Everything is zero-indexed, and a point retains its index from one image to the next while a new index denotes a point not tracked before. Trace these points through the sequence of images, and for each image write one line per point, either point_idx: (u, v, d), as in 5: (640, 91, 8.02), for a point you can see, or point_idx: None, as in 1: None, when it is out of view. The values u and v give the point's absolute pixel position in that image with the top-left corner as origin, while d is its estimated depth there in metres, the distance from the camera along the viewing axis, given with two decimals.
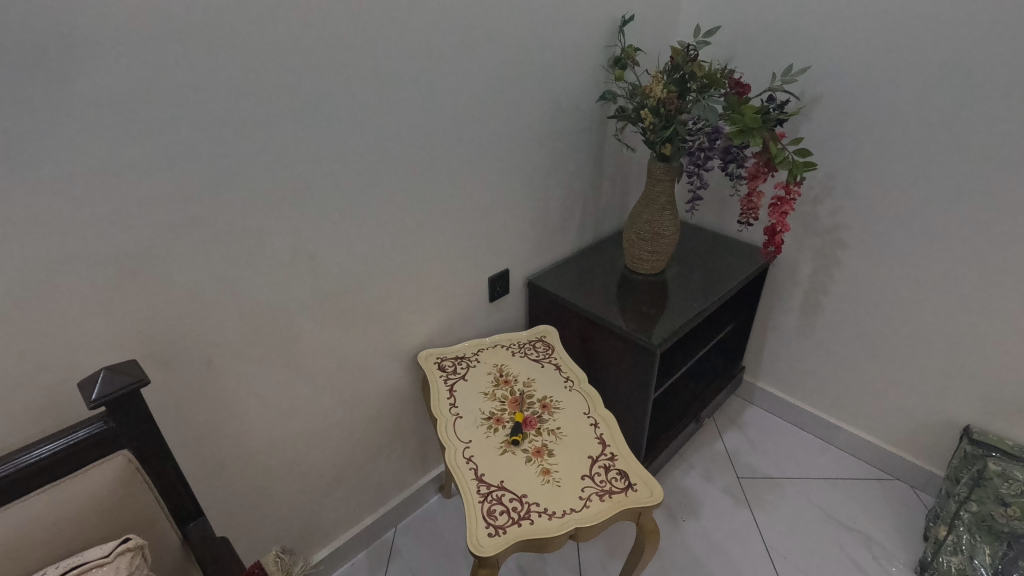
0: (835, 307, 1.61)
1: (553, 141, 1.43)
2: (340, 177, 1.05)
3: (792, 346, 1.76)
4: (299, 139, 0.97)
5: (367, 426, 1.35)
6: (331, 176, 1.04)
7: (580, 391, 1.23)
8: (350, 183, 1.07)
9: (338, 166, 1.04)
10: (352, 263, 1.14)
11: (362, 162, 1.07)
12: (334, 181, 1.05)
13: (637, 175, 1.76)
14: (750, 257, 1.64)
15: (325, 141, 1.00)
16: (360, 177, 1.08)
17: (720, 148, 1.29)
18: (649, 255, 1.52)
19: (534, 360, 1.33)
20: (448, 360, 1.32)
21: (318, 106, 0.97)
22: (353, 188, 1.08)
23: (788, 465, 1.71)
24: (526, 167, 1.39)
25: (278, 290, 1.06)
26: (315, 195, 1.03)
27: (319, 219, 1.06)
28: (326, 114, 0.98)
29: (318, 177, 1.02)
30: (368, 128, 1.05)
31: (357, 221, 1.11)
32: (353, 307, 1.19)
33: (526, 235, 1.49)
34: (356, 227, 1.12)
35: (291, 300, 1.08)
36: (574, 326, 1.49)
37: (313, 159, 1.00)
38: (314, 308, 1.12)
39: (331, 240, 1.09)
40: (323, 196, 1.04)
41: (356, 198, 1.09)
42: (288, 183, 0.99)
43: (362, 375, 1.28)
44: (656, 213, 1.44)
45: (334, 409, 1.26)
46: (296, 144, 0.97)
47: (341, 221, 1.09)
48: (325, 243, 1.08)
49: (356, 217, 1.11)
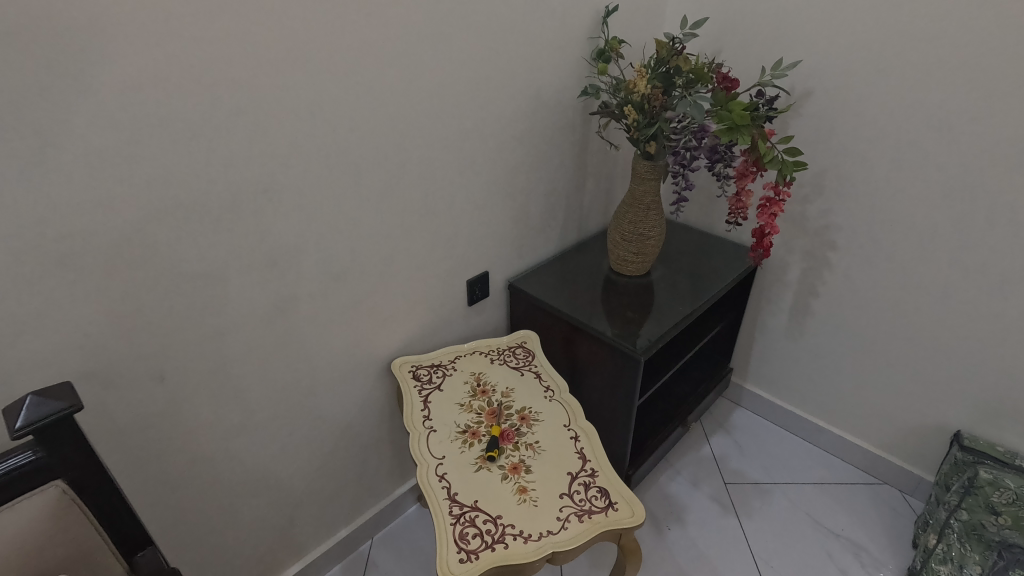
0: (825, 309, 1.57)
1: (533, 138, 1.37)
2: (304, 177, 0.98)
3: (779, 348, 1.72)
4: (260, 136, 0.90)
5: (338, 438, 1.29)
6: (296, 176, 0.97)
7: (560, 401, 1.18)
8: (316, 182, 1.00)
9: (302, 164, 0.97)
10: (319, 267, 1.08)
11: (329, 160, 1.00)
12: (299, 181, 0.98)
13: (622, 173, 1.70)
14: (737, 258, 1.59)
15: (287, 136, 0.93)
16: (325, 178, 1.01)
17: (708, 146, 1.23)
18: (635, 257, 1.46)
19: (513, 367, 1.28)
20: (423, 368, 1.27)
21: (278, 104, 0.90)
22: (319, 189, 1.01)
23: (776, 471, 1.67)
24: (506, 165, 1.33)
25: (239, 299, 0.99)
26: (276, 198, 0.96)
27: (281, 223, 0.99)
28: (286, 113, 0.91)
29: (281, 177, 0.95)
30: (334, 124, 0.98)
31: (323, 224, 1.05)
32: (323, 313, 1.13)
33: (506, 236, 1.44)
34: (322, 231, 1.05)
35: (253, 308, 1.02)
36: (556, 330, 1.44)
37: (273, 157, 0.93)
38: (280, 314, 1.06)
39: (295, 243, 1.02)
40: (287, 197, 0.97)
41: (323, 200, 1.03)
42: (247, 186, 0.92)
43: (334, 384, 1.22)
44: (642, 214, 1.39)
45: (303, 420, 1.20)
46: (255, 143, 0.90)
47: (306, 224, 1.02)
48: (289, 247, 1.02)
49: (324, 219, 1.04)
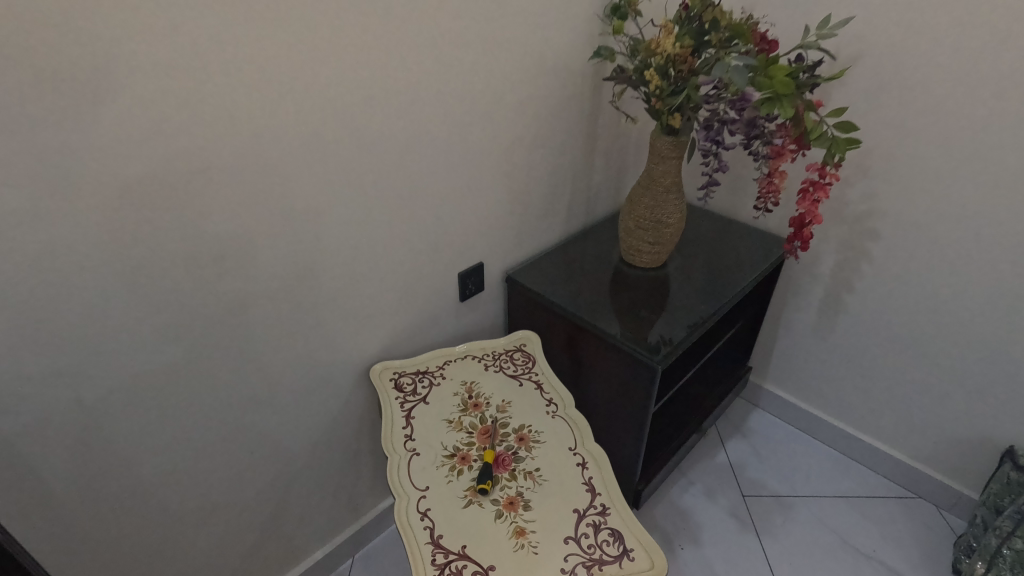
0: (860, 306, 1.40)
1: (535, 109, 1.18)
2: (255, 151, 0.80)
3: (805, 347, 1.55)
4: (194, 99, 0.71)
5: (311, 453, 1.14)
6: (245, 151, 0.79)
7: (565, 418, 1.02)
8: (271, 158, 0.82)
9: (253, 136, 0.78)
10: (279, 261, 0.90)
11: (287, 131, 0.82)
12: (250, 157, 0.80)
13: (636, 150, 1.51)
14: (764, 249, 1.42)
15: (231, 101, 0.75)
16: (283, 154, 0.83)
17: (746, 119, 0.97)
18: (650, 247, 1.28)
19: (510, 376, 1.11)
20: (407, 376, 1.10)
21: (219, 61, 0.71)
22: (278, 167, 0.83)
23: (799, 481, 1.52)
24: (504, 141, 1.15)
25: (179, 303, 0.81)
26: (221, 180, 0.78)
27: (230, 210, 0.81)
28: (229, 72, 0.72)
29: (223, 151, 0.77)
30: (294, 87, 0.79)
31: (283, 210, 0.87)
32: (287, 315, 0.96)
33: (504, 223, 1.26)
34: (281, 219, 0.87)
35: (198, 312, 0.84)
36: (559, 330, 1.27)
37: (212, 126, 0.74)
38: (232, 317, 0.89)
39: (248, 233, 0.84)
40: (234, 177, 0.79)
41: (281, 181, 0.84)
42: (181, 164, 0.74)
43: (303, 394, 1.06)
44: (660, 199, 1.21)
45: (268, 436, 1.04)
46: (188, 108, 0.71)
47: (262, 212, 0.84)
48: (241, 239, 0.84)
49: (283, 202, 0.86)
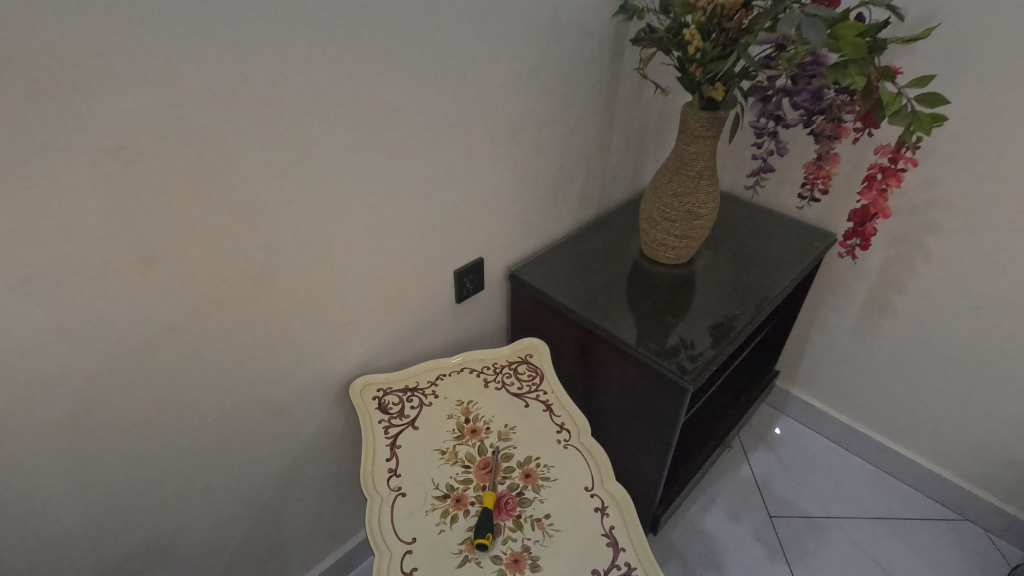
0: (910, 309, 1.23)
1: (546, 79, 1.00)
2: (195, 128, 0.62)
3: (842, 352, 1.39)
4: (105, 57, 0.54)
5: (282, 478, 0.98)
6: (180, 128, 0.61)
7: (579, 450, 0.86)
8: (217, 137, 0.64)
9: (189, 109, 0.61)
10: (235, 264, 0.73)
11: (236, 102, 0.64)
12: (187, 134, 0.62)
13: (657, 128, 1.33)
14: (803, 243, 1.25)
15: (156, 60, 0.57)
16: (232, 131, 0.65)
17: (810, 93, 0.75)
18: (676, 241, 1.11)
19: (515, 395, 0.95)
20: (393, 395, 0.94)
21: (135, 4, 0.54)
22: (226, 148, 0.65)
23: (832, 500, 1.37)
24: (508, 116, 0.97)
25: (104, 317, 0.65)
26: (151, 162, 0.61)
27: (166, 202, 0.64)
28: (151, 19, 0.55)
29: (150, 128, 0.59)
30: (243, 43, 0.62)
31: (237, 202, 0.69)
32: (248, 327, 0.79)
33: (507, 212, 1.09)
34: (235, 213, 0.70)
35: (130, 329, 0.68)
36: (570, 336, 1.11)
37: (131, 94, 0.57)
38: (175, 335, 0.72)
39: (190, 232, 0.67)
40: (166, 161, 0.62)
41: (230, 165, 0.67)
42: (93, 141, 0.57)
43: (271, 416, 0.90)
44: (690, 186, 1.03)
45: (230, 464, 0.89)
46: (98, 69, 0.54)
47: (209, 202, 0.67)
48: (184, 238, 0.67)
49: (236, 193, 0.69)
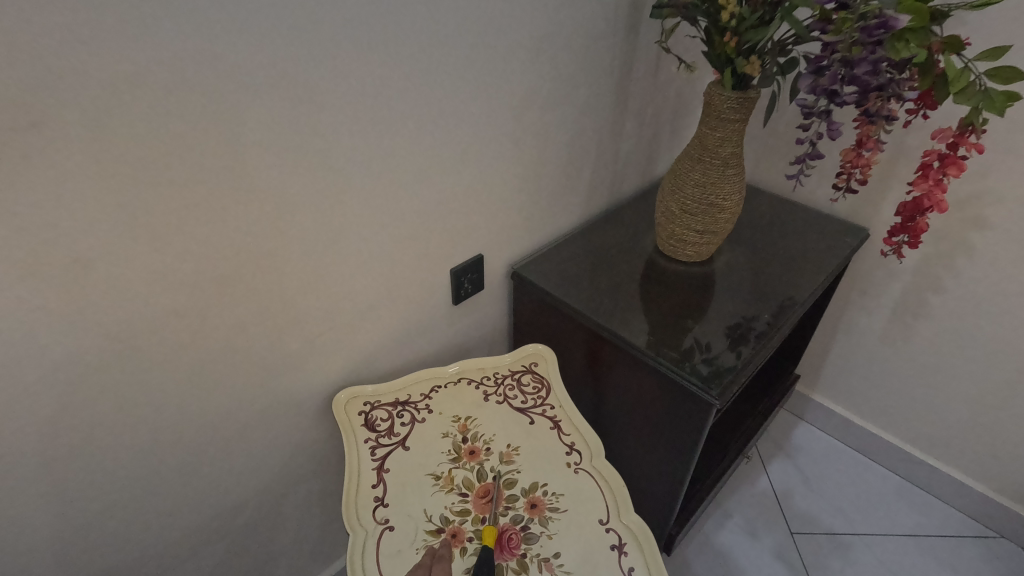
0: (948, 311, 1.13)
1: (553, 54, 0.89)
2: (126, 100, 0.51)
3: (869, 356, 1.29)
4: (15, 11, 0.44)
5: (257, 500, 0.89)
6: (110, 102, 0.51)
7: (592, 476, 0.76)
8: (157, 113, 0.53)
9: (124, 78, 0.51)
10: (184, 266, 0.62)
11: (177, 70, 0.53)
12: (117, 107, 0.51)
13: (673, 112, 1.22)
14: (832, 240, 1.14)
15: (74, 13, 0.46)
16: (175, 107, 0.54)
17: (873, 66, 0.63)
18: (697, 237, 1.00)
19: (518, 410, 0.85)
20: (382, 409, 0.84)
21: None
22: (172, 127, 0.55)
23: (857, 516, 1.28)
24: (510, 96, 0.86)
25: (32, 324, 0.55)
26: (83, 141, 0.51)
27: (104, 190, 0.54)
28: None
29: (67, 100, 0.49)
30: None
31: (187, 190, 0.59)
32: (209, 337, 0.69)
33: (509, 205, 0.98)
34: (192, 203, 0.60)
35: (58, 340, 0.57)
36: (578, 341, 1.01)
37: (41, 55, 0.46)
38: (113, 346, 0.61)
39: (126, 227, 0.56)
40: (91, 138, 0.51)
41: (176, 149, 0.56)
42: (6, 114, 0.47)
43: (241, 432, 0.80)
44: (714, 176, 0.92)
45: (194, 486, 0.79)
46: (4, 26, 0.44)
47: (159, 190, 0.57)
48: (127, 233, 0.57)
49: (185, 182, 0.58)
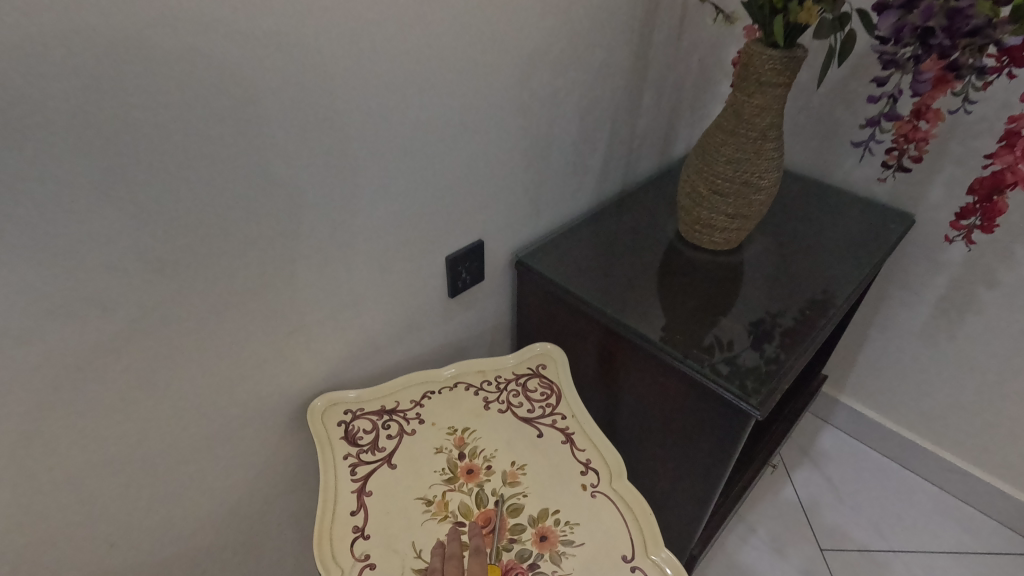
0: (1001, 307, 1.01)
1: (565, 8, 0.77)
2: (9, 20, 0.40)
3: (906, 356, 1.17)
4: None
5: (224, 522, 0.77)
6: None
7: (612, 501, 0.65)
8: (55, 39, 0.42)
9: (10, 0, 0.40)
10: (108, 241, 0.51)
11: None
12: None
13: (695, 84, 1.09)
14: (873, 227, 1.03)
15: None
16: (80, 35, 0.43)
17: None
18: (726, 221, 0.88)
19: (524, 421, 0.73)
20: (364, 418, 0.72)
21: None
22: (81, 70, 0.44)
23: (892, 530, 1.17)
24: (514, 52, 0.74)
25: None
26: None
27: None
28: None
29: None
30: None
31: (105, 144, 0.47)
32: (148, 330, 0.57)
33: (513, 183, 0.86)
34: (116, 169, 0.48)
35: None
36: (590, 339, 0.89)
37: None
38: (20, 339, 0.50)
39: (26, 189, 0.45)
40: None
41: (85, 90, 0.45)
42: None
43: (200, 445, 0.68)
44: (750, 150, 0.80)
45: (146, 510, 0.67)
46: None
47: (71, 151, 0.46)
48: (30, 204, 0.46)
49: (100, 134, 0.47)
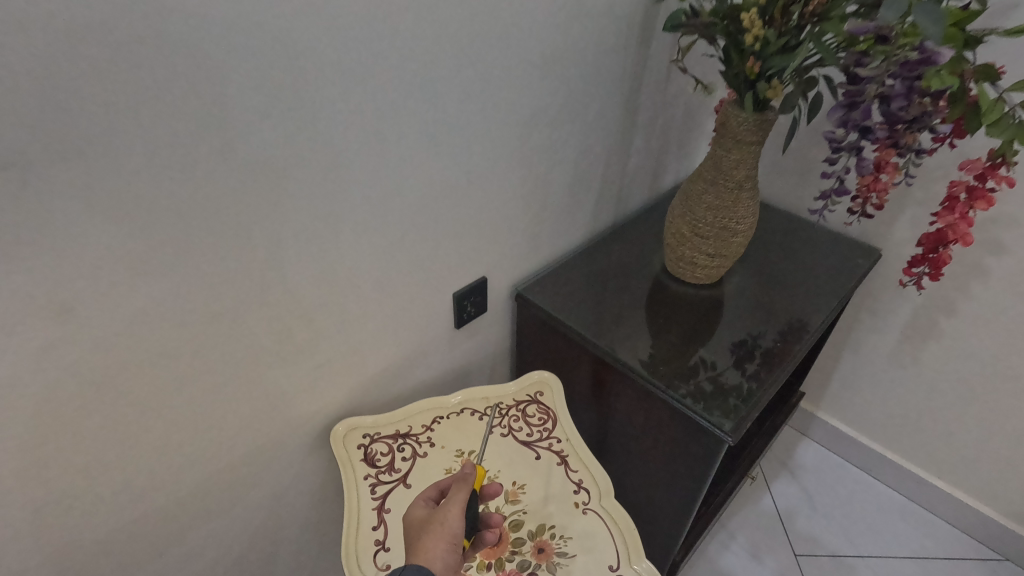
0: (960, 335, 1.11)
1: (562, 72, 0.85)
2: (88, 120, 0.46)
3: (877, 377, 1.26)
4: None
5: (254, 537, 0.85)
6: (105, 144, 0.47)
7: (601, 514, 0.74)
8: (128, 136, 0.48)
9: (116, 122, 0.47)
10: (170, 303, 0.57)
11: (148, 92, 0.48)
12: (75, 129, 0.46)
13: (682, 127, 1.18)
14: (845, 259, 1.12)
15: (22, 10, 0.40)
16: (152, 133, 0.49)
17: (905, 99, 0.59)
18: (707, 260, 0.97)
19: (524, 443, 0.82)
20: (381, 443, 0.81)
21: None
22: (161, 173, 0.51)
23: (860, 536, 1.26)
24: (517, 114, 0.83)
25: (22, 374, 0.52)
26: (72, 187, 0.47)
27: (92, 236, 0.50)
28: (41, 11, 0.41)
29: (16, 117, 0.43)
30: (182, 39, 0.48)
31: (166, 218, 0.54)
32: (198, 375, 0.64)
33: (514, 225, 0.95)
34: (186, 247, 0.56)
35: (16, 385, 0.52)
36: (581, 364, 0.98)
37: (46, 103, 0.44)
38: (82, 390, 0.56)
39: (94, 261, 0.51)
40: (45, 163, 0.45)
41: (153, 180, 0.51)
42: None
43: (236, 470, 0.76)
44: (728, 198, 0.89)
45: (189, 529, 0.75)
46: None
47: (151, 236, 0.53)
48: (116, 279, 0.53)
49: (163, 214, 0.53)
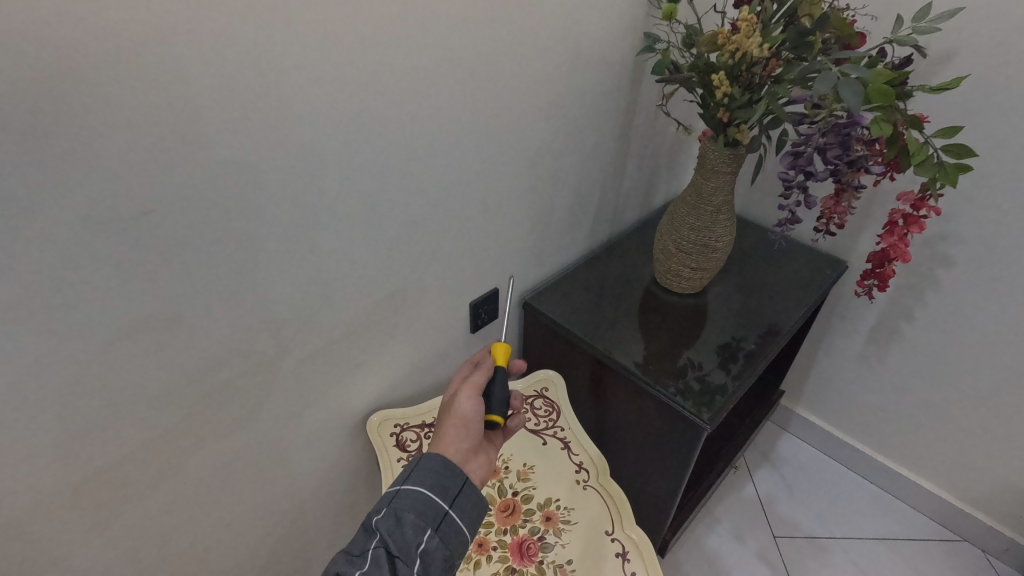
0: (918, 338, 1.24)
1: (565, 112, 0.99)
2: (205, 172, 0.59)
3: (847, 376, 1.40)
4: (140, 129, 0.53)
5: (298, 514, 0.98)
6: (216, 187, 0.61)
7: (598, 489, 0.88)
8: (233, 183, 0.61)
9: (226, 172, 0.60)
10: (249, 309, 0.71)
11: (248, 148, 0.61)
12: (195, 180, 0.58)
13: (670, 153, 1.32)
14: (815, 270, 1.26)
15: (171, 98, 0.53)
16: (247, 179, 0.63)
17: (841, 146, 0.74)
18: (691, 272, 1.11)
19: (532, 431, 0.96)
20: (409, 431, 0.97)
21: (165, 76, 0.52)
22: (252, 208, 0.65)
23: (833, 520, 1.40)
24: (527, 149, 0.97)
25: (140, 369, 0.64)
26: (190, 220, 0.60)
27: (199, 258, 0.63)
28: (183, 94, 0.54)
29: (157, 171, 0.56)
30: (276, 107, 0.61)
31: (252, 245, 0.67)
32: (265, 369, 0.78)
33: (523, 243, 1.09)
34: (264, 265, 0.70)
35: (134, 379, 0.64)
36: (581, 365, 1.11)
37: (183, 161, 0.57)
38: (183, 383, 0.69)
39: (199, 280, 0.64)
40: (172, 206, 0.58)
41: (247, 215, 0.64)
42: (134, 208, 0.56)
43: (289, 453, 0.89)
44: (707, 219, 1.03)
45: (249, 504, 0.88)
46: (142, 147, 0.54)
47: (240, 258, 0.67)
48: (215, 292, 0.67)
49: (250, 239, 0.66)
